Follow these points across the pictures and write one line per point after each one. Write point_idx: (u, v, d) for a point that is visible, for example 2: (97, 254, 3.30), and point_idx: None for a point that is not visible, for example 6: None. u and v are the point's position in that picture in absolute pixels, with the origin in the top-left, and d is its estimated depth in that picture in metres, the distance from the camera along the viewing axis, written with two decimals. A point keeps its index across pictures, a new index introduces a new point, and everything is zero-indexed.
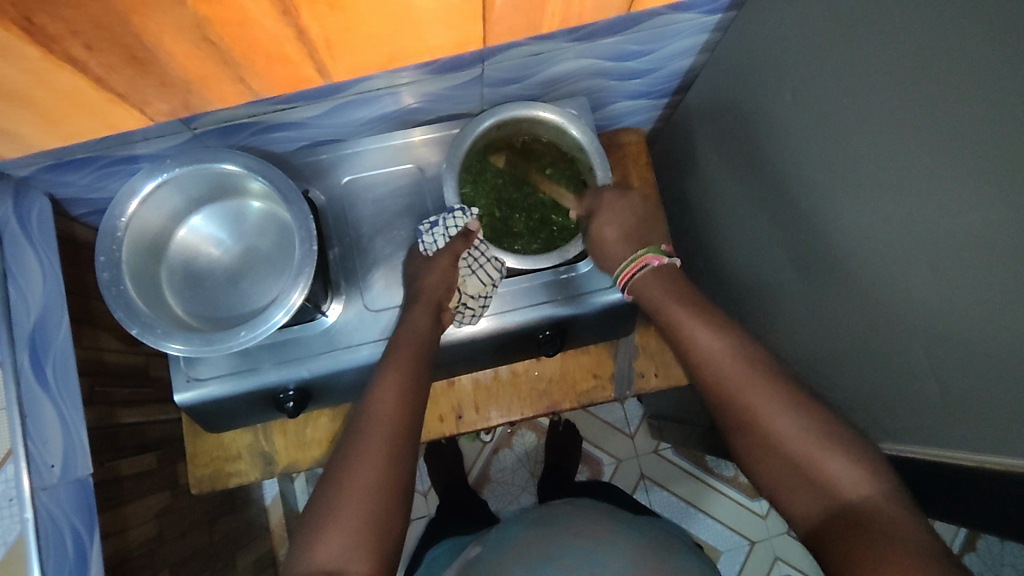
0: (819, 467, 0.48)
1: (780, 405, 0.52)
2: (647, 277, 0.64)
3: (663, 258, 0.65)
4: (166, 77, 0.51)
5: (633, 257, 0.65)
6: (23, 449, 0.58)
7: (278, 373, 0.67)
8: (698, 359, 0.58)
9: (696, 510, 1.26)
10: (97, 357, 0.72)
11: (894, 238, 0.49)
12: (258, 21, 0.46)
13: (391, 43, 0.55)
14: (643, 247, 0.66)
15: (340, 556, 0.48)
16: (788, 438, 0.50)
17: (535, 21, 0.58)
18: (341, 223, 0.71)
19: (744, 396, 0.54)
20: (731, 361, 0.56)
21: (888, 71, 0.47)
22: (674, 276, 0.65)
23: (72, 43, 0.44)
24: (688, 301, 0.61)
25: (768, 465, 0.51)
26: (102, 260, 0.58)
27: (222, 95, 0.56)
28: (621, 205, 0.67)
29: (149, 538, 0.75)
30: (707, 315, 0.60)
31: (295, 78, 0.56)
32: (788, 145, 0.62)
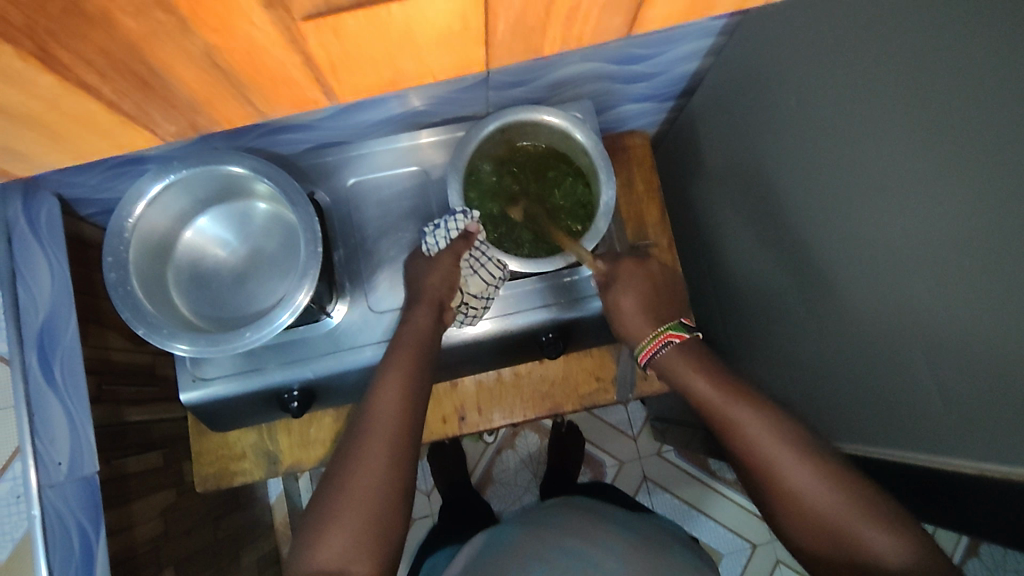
0: (856, 536, 0.47)
1: (814, 479, 0.50)
2: (671, 351, 0.63)
3: (685, 334, 0.64)
4: (175, 100, 0.50)
5: (654, 334, 0.64)
6: (31, 447, 0.59)
7: (283, 372, 0.68)
8: (729, 435, 0.56)
9: (699, 513, 1.26)
10: (103, 357, 0.72)
11: (897, 246, 0.49)
12: (268, 49, 0.45)
13: (398, 66, 0.53)
14: (663, 323, 0.65)
15: (342, 556, 0.48)
16: (825, 513, 0.49)
17: (539, 45, 0.56)
18: (346, 224, 0.72)
19: (779, 474, 0.52)
20: (762, 438, 0.54)
21: (893, 80, 0.47)
22: (699, 348, 0.63)
23: (83, 71, 0.43)
24: (714, 372, 0.60)
25: (810, 540, 0.50)
26: (109, 260, 0.58)
27: (226, 116, 0.55)
28: (638, 275, 0.68)
29: (155, 535, 0.76)
30: (734, 385, 0.58)
31: (300, 101, 0.55)
32: (793, 151, 0.61)
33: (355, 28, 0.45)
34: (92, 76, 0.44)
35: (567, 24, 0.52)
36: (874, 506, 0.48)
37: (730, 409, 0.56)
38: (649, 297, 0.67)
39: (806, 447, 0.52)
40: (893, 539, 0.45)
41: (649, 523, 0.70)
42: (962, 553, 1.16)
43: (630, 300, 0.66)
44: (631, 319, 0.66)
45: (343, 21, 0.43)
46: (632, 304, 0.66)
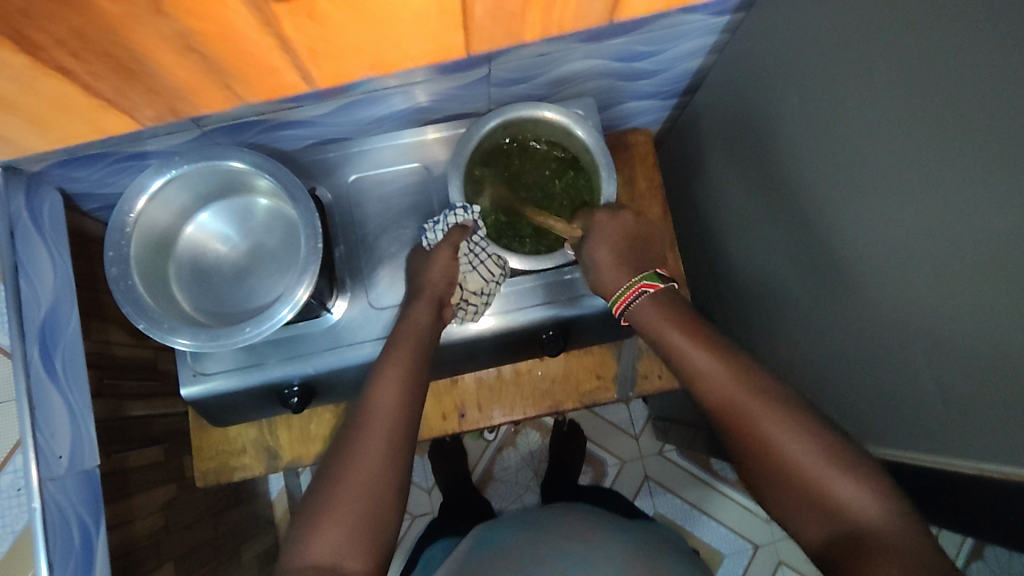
0: (828, 488, 0.48)
1: (786, 430, 0.51)
2: (646, 302, 0.62)
3: (660, 284, 0.63)
4: (154, 83, 0.51)
5: (628, 284, 0.63)
6: (32, 440, 0.59)
7: (283, 368, 0.68)
8: (700, 386, 0.56)
9: (700, 513, 1.26)
10: (105, 351, 0.72)
11: (900, 243, 0.49)
12: (242, 32, 0.46)
13: (375, 51, 0.54)
14: (637, 272, 0.64)
15: (336, 550, 0.49)
16: (794, 462, 0.50)
17: (514, 29, 0.57)
18: (347, 221, 0.72)
19: (750, 424, 0.52)
20: (733, 388, 0.54)
21: (896, 76, 0.46)
22: (674, 299, 0.62)
23: (58, 53, 0.44)
24: (687, 324, 0.59)
25: (774, 489, 0.51)
26: (110, 254, 0.58)
27: (209, 100, 0.56)
28: (614, 228, 0.63)
29: (154, 530, 0.76)
30: (704, 337, 0.58)
31: (279, 85, 0.56)
32: (796, 147, 0.61)
33: (327, 11, 0.46)
34: (69, 59, 0.45)
35: (539, 6, 0.53)
36: (843, 455, 0.49)
37: (704, 360, 0.56)
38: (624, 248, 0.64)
39: (775, 397, 0.53)
40: (860, 488, 0.47)
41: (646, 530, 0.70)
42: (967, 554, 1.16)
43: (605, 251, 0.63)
44: (605, 271, 0.64)
45: (315, 4, 0.45)
46: (608, 256, 0.63)
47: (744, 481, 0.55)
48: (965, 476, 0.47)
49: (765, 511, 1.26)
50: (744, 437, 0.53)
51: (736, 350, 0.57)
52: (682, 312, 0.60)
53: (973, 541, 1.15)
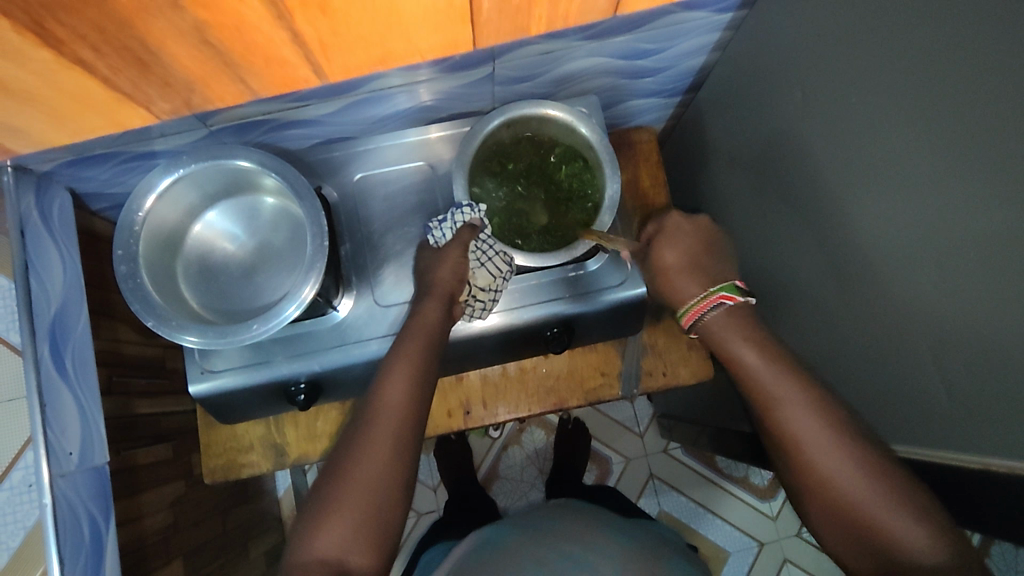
0: (883, 522, 0.48)
1: (844, 457, 0.51)
2: (717, 315, 0.61)
3: (738, 299, 0.61)
4: (168, 79, 0.52)
5: (703, 295, 0.61)
6: (42, 436, 0.59)
7: (290, 366, 0.69)
8: (760, 402, 0.56)
9: (707, 511, 1.26)
10: (113, 349, 0.73)
11: (903, 238, 0.49)
12: (255, 25, 0.47)
13: (383, 45, 0.55)
14: (714, 284, 0.62)
15: (341, 546, 0.49)
16: (846, 491, 0.50)
17: (520, 24, 0.58)
18: (353, 220, 0.72)
19: (807, 447, 0.53)
20: (796, 408, 0.54)
21: (899, 72, 0.47)
22: (747, 318, 0.61)
23: (80, 46, 0.45)
24: (758, 343, 0.58)
25: (823, 511, 0.52)
26: (119, 253, 0.59)
27: (222, 94, 0.57)
28: (685, 231, 0.65)
29: (163, 526, 0.77)
30: (771, 353, 0.58)
31: (290, 79, 0.57)
32: (799, 143, 0.61)
33: (339, 5, 0.46)
34: (89, 52, 0.46)
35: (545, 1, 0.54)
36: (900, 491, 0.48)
37: (768, 380, 0.56)
38: (699, 254, 0.64)
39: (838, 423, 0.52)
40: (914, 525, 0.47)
41: (646, 531, 0.70)
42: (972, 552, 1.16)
43: (674, 254, 0.64)
44: (671, 273, 0.63)
45: None
46: (677, 259, 0.64)
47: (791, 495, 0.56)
48: (968, 471, 0.47)
49: (770, 509, 1.26)
50: (796, 454, 0.53)
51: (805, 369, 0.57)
52: (753, 332, 0.60)
53: (979, 538, 1.15)
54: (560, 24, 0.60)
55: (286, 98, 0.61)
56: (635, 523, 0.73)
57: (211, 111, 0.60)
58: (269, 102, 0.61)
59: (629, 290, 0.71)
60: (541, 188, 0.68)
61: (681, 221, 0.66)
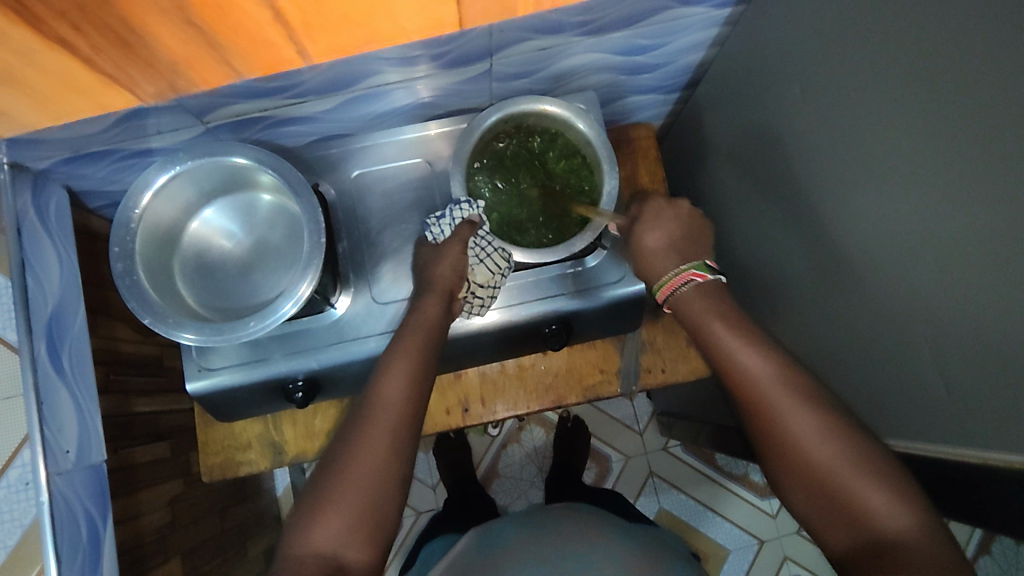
0: (859, 496, 0.47)
1: (818, 431, 0.50)
2: (689, 291, 0.61)
3: (709, 276, 0.61)
4: (152, 60, 0.50)
5: (676, 271, 0.62)
6: (39, 435, 0.59)
7: (288, 364, 0.68)
8: (737, 379, 0.56)
9: (713, 513, 1.26)
10: (111, 347, 0.73)
11: (901, 233, 0.49)
12: (238, 3, 0.44)
13: (370, 26, 0.53)
14: (688, 261, 0.62)
15: (337, 540, 0.49)
16: (823, 465, 0.49)
17: (511, 5, 0.55)
18: (350, 217, 0.72)
19: (782, 421, 0.52)
20: (769, 383, 0.54)
21: (897, 66, 0.46)
22: (721, 295, 0.61)
23: (59, 25, 0.43)
24: (732, 321, 0.58)
25: (799, 487, 0.51)
26: (116, 250, 0.59)
27: (206, 76, 0.54)
28: (667, 213, 0.65)
29: (161, 525, 0.76)
30: (745, 329, 0.58)
31: (276, 61, 0.54)
32: (798, 138, 0.61)
33: None
34: (70, 30, 0.44)
35: None
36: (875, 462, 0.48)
37: (742, 355, 0.56)
38: (677, 234, 0.64)
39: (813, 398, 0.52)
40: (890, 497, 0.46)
41: (655, 538, 0.69)
42: (973, 550, 1.16)
43: (656, 236, 0.63)
44: (653, 256, 0.63)
45: None
46: (658, 240, 0.63)
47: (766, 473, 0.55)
48: (968, 465, 0.47)
49: (770, 507, 1.26)
50: (771, 430, 0.53)
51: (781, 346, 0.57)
52: (726, 310, 0.59)
53: (980, 534, 1.15)
54: (550, 5, 0.57)
55: (284, 93, 0.61)
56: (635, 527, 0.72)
57: (208, 107, 0.60)
58: (267, 98, 0.61)
59: (627, 286, 0.70)
60: (537, 183, 0.68)
61: (661, 203, 0.66)
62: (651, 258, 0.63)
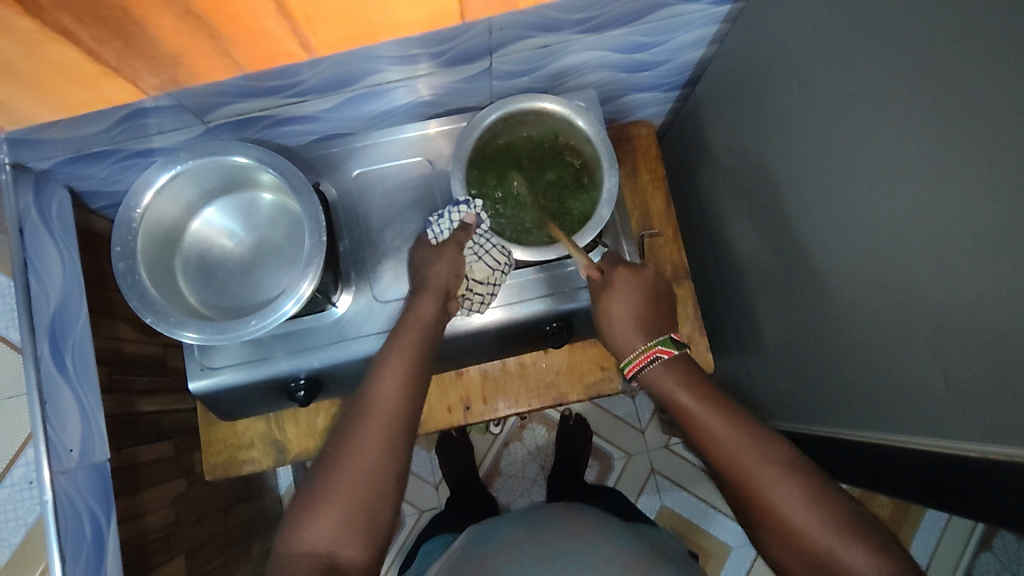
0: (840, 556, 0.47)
1: (797, 497, 0.50)
2: (657, 368, 0.62)
3: (674, 351, 0.63)
4: (152, 51, 0.49)
5: (641, 349, 0.63)
6: (43, 434, 0.60)
7: (289, 362, 0.69)
8: (708, 445, 0.56)
9: (716, 511, 1.26)
10: (113, 346, 0.73)
11: (899, 228, 0.49)
12: None
13: (366, 16, 0.51)
14: (654, 338, 0.64)
15: (331, 537, 0.49)
16: (807, 532, 0.49)
17: None
18: (351, 215, 0.72)
19: (765, 493, 0.51)
20: (742, 453, 0.54)
21: (894, 63, 0.47)
22: (688, 368, 0.62)
23: (61, 14, 0.42)
24: (697, 386, 0.60)
25: (788, 558, 0.50)
26: (118, 250, 0.59)
27: (208, 68, 0.53)
28: (639, 283, 0.66)
29: (165, 524, 0.77)
30: (713, 398, 0.59)
31: (277, 54, 0.53)
32: (796, 135, 0.61)
33: None
34: (72, 20, 0.43)
35: None
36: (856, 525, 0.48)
37: (716, 423, 0.56)
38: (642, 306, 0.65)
39: (788, 465, 0.52)
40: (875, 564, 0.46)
41: (647, 535, 0.69)
42: (975, 545, 1.16)
43: (622, 307, 0.65)
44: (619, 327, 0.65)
45: None
46: (622, 311, 0.65)
47: (759, 548, 0.54)
48: (966, 458, 0.47)
49: None
50: (749, 500, 0.52)
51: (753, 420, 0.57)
52: (692, 379, 0.61)
53: (981, 530, 1.15)
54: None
55: (285, 92, 0.61)
56: (634, 526, 0.72)
57: (211, 107, 0.61)
58: (267, 97, 0.61)
59: None
60: (536, 183, 0.68)
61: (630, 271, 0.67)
62: (616, 328, 0.65)
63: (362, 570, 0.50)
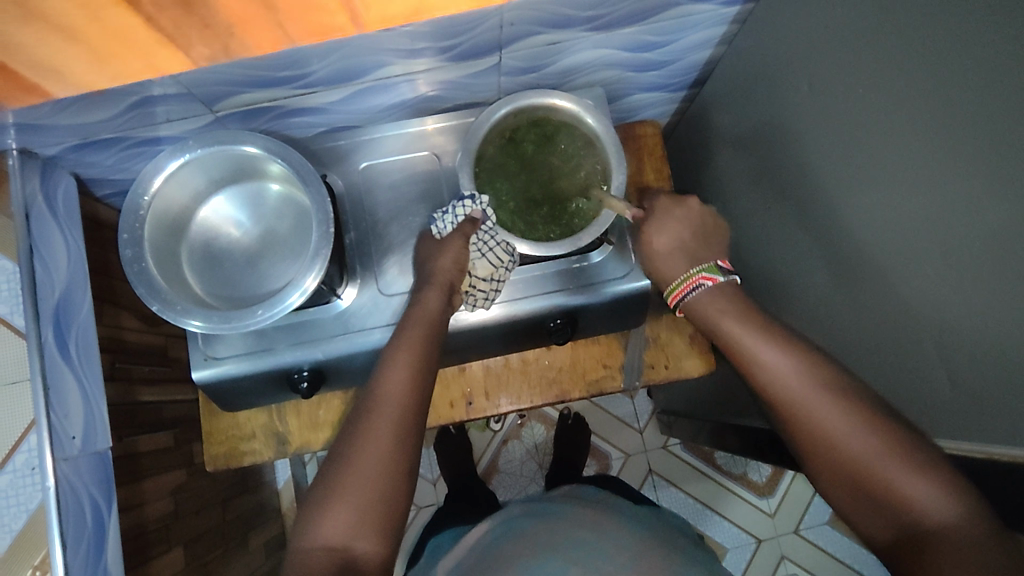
0: (895, 486, 0.45)
1: (863, 429, 0.47)
2: (700, 295, 0.60)
3: (718, 277, 0.60)
4: (209, 20, 0.46)
5: (686, 276, 0.61)
6: (46, 420, 0.59)
7: (292, 354, 0.69)
8: (758, 375, 0.54)
9: (710, 511, 1.26)
10: (116, 336, 0.73)
11: (902, 231, 0.49)
12: None
13: None
14: (699, 264, 0.61)
15: (347, 531, 0.50)
16: (859, 461, 0.47)
17: None
18: (358, 208, 0.72)
19: (814, 419, 0.50)
20: (800, 383, 0.51)
21: (902, 68, 0.47)
22: (733, 292, 0.59)
23: None
24: (743, 313, 0.57)
25: (841, 490, 0.49)
26: (125, 237, 0.59)
27: (260, 41, 0.50)
28: (676, 214, 0.64)
29: (164, 514, 0.77)
30: (761, 324, 0.56)
31: (328, 27, 0.50)
32: (801, 138, 0.62)
33: None
34: None
35: None
36: (915, 456, 0.45)
37: (763, 353, 0.54)
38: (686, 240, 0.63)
39: (847, 396, 0.49)
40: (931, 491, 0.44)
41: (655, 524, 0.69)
42: None
43: (664, 239, 0.63)
44: (662, 260, 0.63)
45: None
46: (666, 244, 0.63)
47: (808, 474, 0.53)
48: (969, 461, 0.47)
49: (768, 506, 1.26)
50: (804, 433, 0.51)
51: (801, 339, 0.54)
52: (740, 306, 0.58)
53: None
54: None
55: (293, 84, 0.61)
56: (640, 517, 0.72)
57: (220, 97, 0.61)
58: (275, 88, 0.61)
59: (632, 282, 0.71)
60: (545, 176, 0.67)
61: (669, 203, 0.65)
62: (659, 262, 0.63)
63: (377, 565, 0.49)
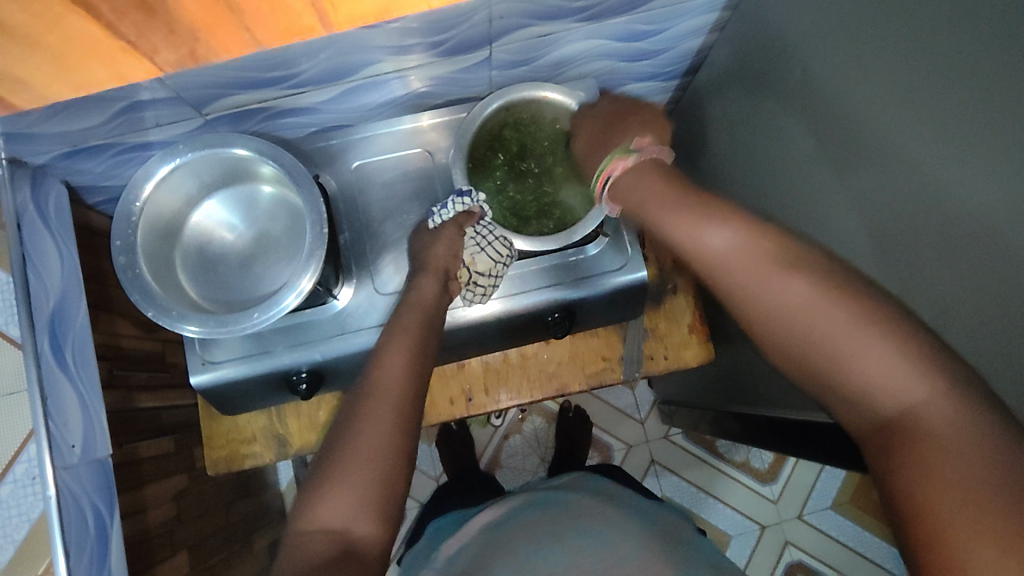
0: (855, 359, 0.40)
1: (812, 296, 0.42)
2: (623, 178, 0.55)
3: (627, 157, 0.55)
4: (174, 26, 0.46)
5: (602, 167, 0.57)
6: (45, 430, 0.60)
7: (290, 356, 0.69)
8: (696, 250, 0.48)
9: (712, 498, 1.26)
10: (113, 343, 0.73)
11: (895, 217, 0.49)
12: None
13: None
14: (613, 151, 0.57)
15: (347, 515, 0.49)
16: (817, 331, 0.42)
17: None
18: (352, 208, 0.72)
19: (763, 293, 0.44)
20: (750, 263, 0.46)
21: (893, 53, 0.47)
22: (657, 167, 0.53)
23: None
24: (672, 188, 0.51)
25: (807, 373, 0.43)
26: (118, 244, 0.59)
27: (227, 46, 0.50)
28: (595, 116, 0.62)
29: (167, 519, 0.77)
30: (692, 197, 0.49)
31: (295, 29, 0.51)
32: (792, 123, 0.61)
33: None
34: None
35: None
36: (898, 329, 0.39)
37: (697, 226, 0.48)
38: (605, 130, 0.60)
39: (825, 288, 0.43)
40: (912, 367, 0.38)
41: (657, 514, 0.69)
42: None
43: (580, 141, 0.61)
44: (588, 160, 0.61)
45: None
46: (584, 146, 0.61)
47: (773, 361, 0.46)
48: None
49: (771, 493, 1.26)
50: (766, 327, 0.45)
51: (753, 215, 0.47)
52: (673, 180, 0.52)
53: None
54: None
55: (283, 83, 0.61)
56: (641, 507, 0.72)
57: (209, 99, 0.60)
58: (265, 88, 0.61)
59: (628, 274, 0.70)
60: (523, 164, 0.67)
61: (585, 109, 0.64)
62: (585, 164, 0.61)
63: (379, 548, 0.49)
